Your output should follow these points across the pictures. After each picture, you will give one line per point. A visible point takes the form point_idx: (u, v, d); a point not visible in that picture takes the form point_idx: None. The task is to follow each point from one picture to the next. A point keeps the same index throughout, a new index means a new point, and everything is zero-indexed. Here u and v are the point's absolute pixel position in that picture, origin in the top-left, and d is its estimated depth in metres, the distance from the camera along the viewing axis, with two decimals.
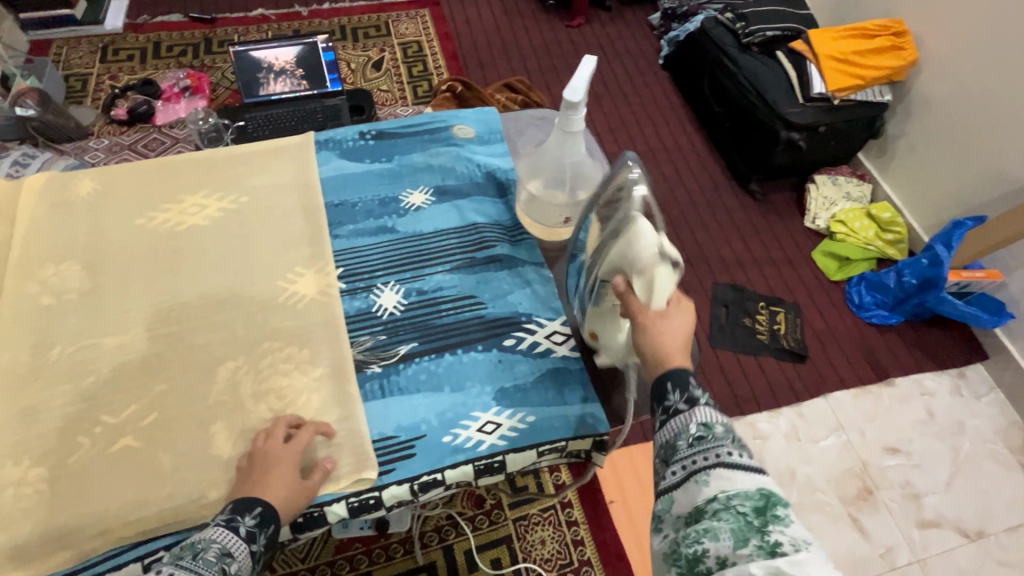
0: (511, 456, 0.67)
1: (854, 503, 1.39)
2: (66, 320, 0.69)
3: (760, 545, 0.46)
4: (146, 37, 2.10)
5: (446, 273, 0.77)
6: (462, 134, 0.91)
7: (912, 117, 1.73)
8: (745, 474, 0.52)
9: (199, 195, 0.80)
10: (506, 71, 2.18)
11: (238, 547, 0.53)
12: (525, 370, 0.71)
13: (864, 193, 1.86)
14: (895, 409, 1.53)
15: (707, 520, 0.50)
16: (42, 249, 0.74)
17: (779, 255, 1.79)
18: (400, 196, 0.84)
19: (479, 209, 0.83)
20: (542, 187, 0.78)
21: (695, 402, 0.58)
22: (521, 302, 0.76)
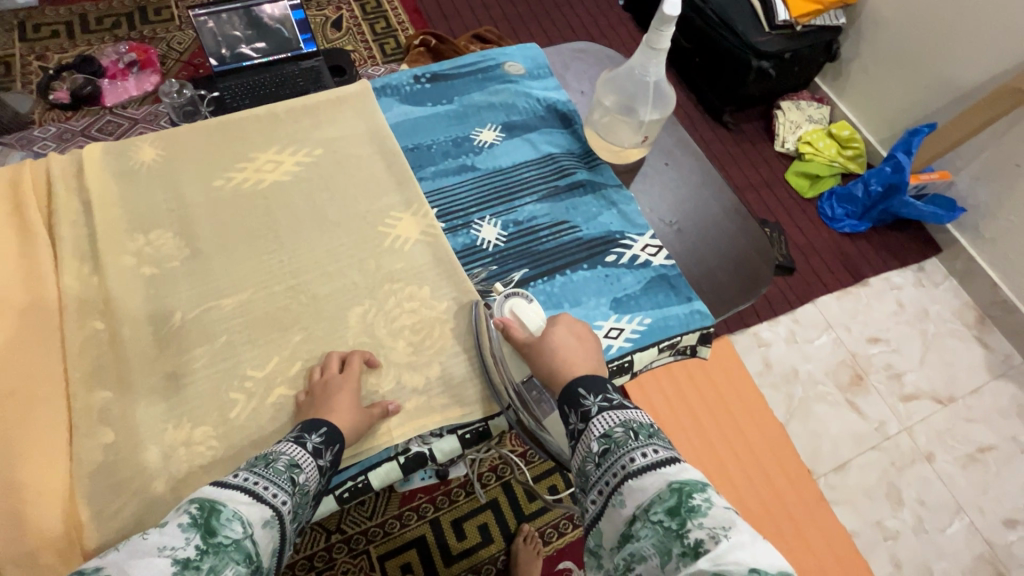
0: (638, 354, 0.80)
1: (850, 389, 1.58)
2: (179, 285, 0.80)
3: (683, 552, 0.50)
4: (68, 9, 1.88)
5: (536, 202, 0.91)
6: (514, 72, 1.06)
7: (864, 38, 1.87)
8: (652, 476, 0.56)
9: (270, 150, 0.92)
10: (472, 21, 2.13)
11: (306, 457, 0.65)
12: (631, 280, 0.85)
13: (824, 114, 2.01)
14: (872, 304, 1.72)
15: (633, 543, 0.54)
16: (126, 226, 0.83)
17: (757, 179, 1.92)
18: (472, 135, 0.98)
19: (550, 140, 0.98)
20: (618, 105, 0.91)
21: (590, 425, 0.64)
22: (612, 223, 0.90)
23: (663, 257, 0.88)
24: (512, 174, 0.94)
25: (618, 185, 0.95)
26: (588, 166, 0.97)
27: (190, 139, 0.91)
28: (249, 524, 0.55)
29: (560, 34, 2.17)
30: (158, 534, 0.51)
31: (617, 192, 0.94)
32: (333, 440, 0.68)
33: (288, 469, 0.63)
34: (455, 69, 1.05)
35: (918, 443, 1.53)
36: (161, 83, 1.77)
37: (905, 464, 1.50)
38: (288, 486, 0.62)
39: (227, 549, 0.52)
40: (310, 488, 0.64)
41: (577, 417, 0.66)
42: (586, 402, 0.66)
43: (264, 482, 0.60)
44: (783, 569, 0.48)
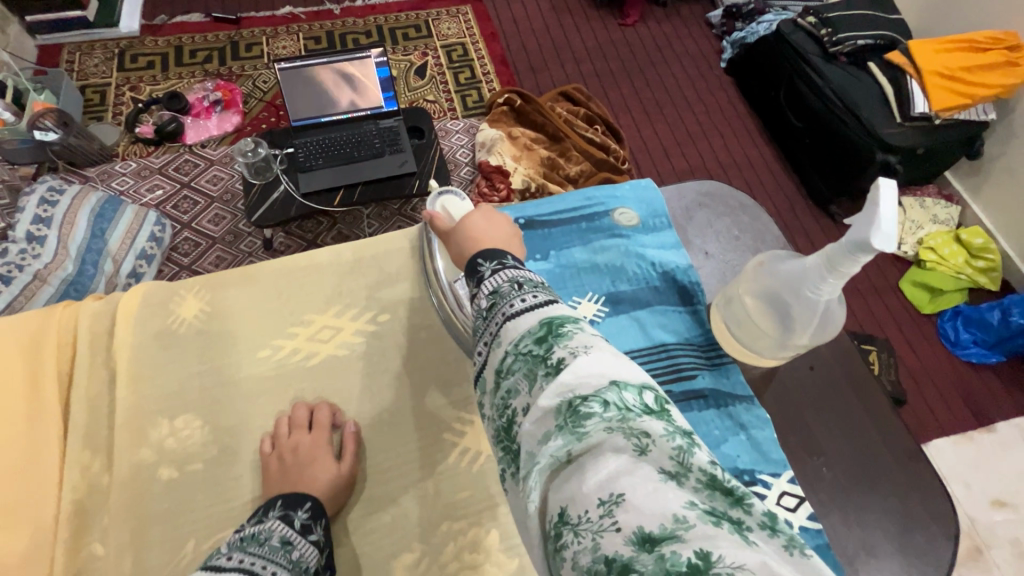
0: None
1: (965, 564, 1.31)
2: (197, 482, 0.73)
3: (548, 375, 0.43)
4: (166, 40, 1.91)
5: None
6: (627, 224, 0.92)
7: (1017, 137, 1.59)
8: (528, 314, 0.49)
9: (328, 313, 0.87)
10: (559, 76, 2.02)
11: (296, 535, 0.64)
12: None
13: (951, 215, 1.74)
14: (998, 457, 1.44)
15: (505, 379, 0.47)
16: (155, 401, 0.77)
17: (865, 285, 1.67)
18: (569, 306, 0.82)
19: (665, 323, 0.82)
20: (758, 308, 0.74)
21: (481, 286, 0.56)
22: (739, 456, 0.73)
23: (805, 515, 0.69)
24: None
25: (749, 397, 0.77)
26: (709, 365, 0.80)
27: (240, 287, 0.87)
28: None
29: (653, 95, 2.00)
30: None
31: (748, 411, 0.76)
32: (320, 514, 0.68)
33: (281, 546, 0.62)
34: (555, 214, 0.92)
35: None
36: (243, 123, 1.76)
37: None
38: (284, 563, 0.60)
39: None
40: (309, 563, 0.63)
41: (472, 286, 0.57)
42: (481, 269, 0.57)
43: (257, 561, 0.59)
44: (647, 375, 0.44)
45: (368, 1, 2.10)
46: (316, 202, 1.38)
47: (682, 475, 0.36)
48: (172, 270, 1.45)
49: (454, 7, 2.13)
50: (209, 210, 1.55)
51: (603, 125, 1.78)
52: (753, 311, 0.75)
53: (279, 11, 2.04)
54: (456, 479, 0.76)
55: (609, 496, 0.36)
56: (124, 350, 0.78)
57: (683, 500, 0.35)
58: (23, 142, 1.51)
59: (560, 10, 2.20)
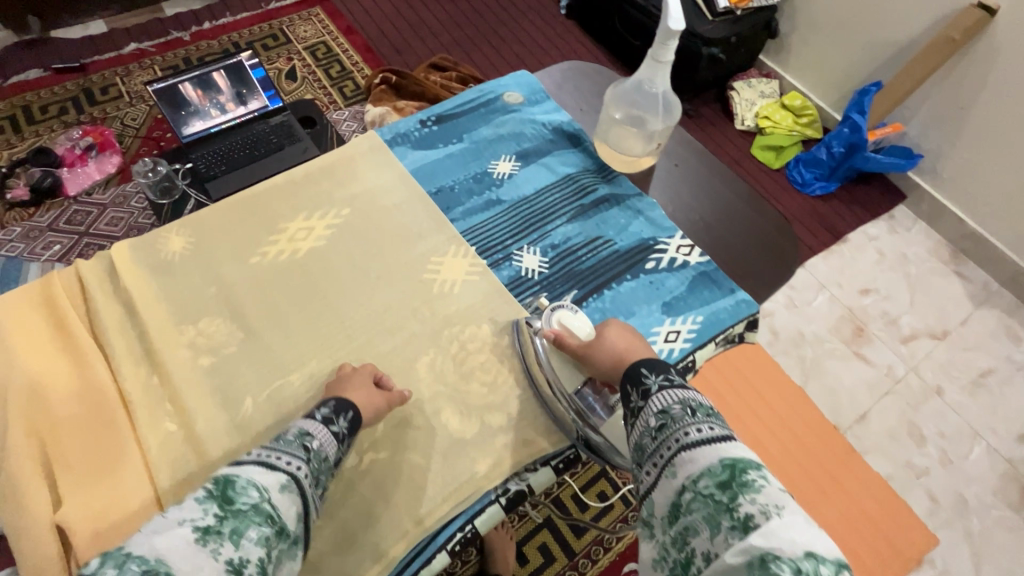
0: (699, 352, 0.83)
1: (855, 342, 1.65)
2: (214, 418, 0.76)
3: (734, 526, 0.55)
4: (8, 102, 1.81)
5: (565, 224, 0.94)
6: (515, 102, 1.09)
7: (799, 12, 1.98)
8: (708, 450, 0.61)
9: (298, 218, 0.94)
10: (424, 52, 2.16)
11: (316, 427, 0.69)
12: (675, 283, 0.88)
13: (774, 88, 2.10)
14: (856, 258, 1.81)
15: (684, 515, 0.59)
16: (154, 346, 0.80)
17: (727, 158, 1.99)
18: (490, 169, 1.01)
19: (565, 161, 1.01)
20: (624, 116, 0.97)
21: (650, 401, 0.69)
22: (642, 230, 0.94)
23: (697, 254, 0.92)
24: (536, 200, 0.97)
25: (639, 193, 0.99)
26: (607, 180, 1.00)
27: (202, 238, 0.91)
28: (265, 489, 0.60)
29: (511, 49, 2.21)
30: (177, 509, 0.55)
31: (640, 201, 0.97)
32: (343, 408, 0.71)
33: (300, 437, 0.67)
34: (457, 106, 1.08)
35: (926, 379, 1.61)
36: (124, 162, 1.73)
37: (919, 402, 1.57)
38: (303, 454, 0.65)
39: (248, 514, 0.56)
40: (327, 453, 0.68)
41: (639, 398, 0.71)
42: (647, 381, 0.71)
43: (277, 454, 0.64)
44: (837, 556, 0.52)
45: (216, 23, 2.11)
46: None
47: None
48: None
49: (305, 10, 2.19)
50: None
51: (477, 82, 1.95)
52: (621, 121, 0.98)
53: (125, 50, 2.00)
54: None
55: None
56: (109, 316, 0.82)
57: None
58: None
59: None
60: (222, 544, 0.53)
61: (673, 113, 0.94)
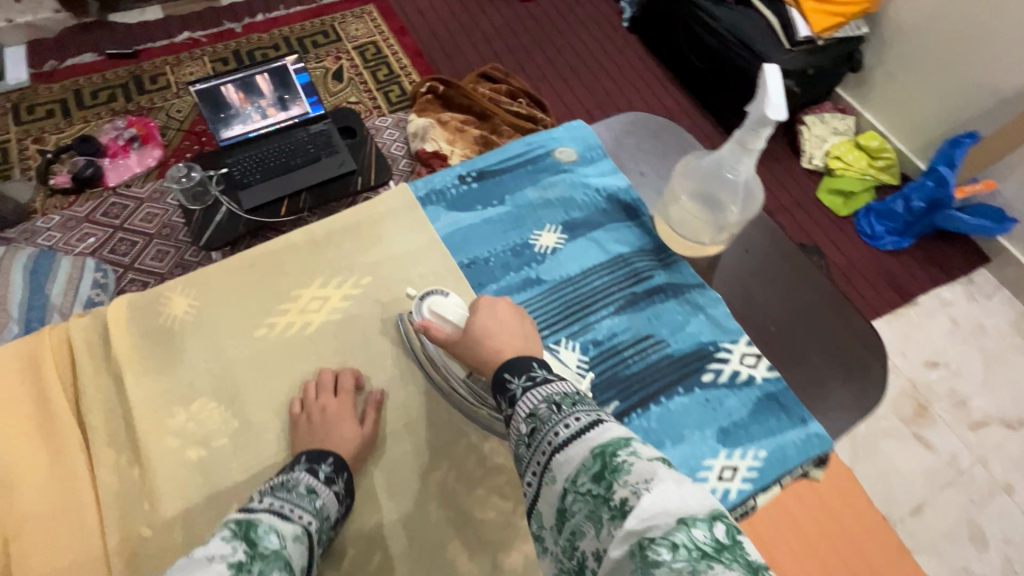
0: (759, 495, 0.72)
1: (915, 421, 1.49)
2: (219, 475, 0.76)
3: (612, 516, 0.48)
4: (61, 85, 1.82)
5: (612, 315, 0.84)
6: (567, 161, 1.00)
7: (888, 46, 1.79)
8: (578, 443, 0.54)
9: (314, 284, 0.90)
10: (475, 59, 2.07)
11: (321, 485, 0.70)
12: (735, 404, 0.78)
13: (849, 125, 1.92)
14: (924, 325, 1.64)
15: (570, 519, 0.52)
16: (163, 397, 0.81)
17: (788, 200, 1.84)
18: (531, 240, 0.91)
19: (619, 239, 0.91)
20: (692, 198, 0.86)
21: (517, 407, 0.62)
22: (701, 332, 0.83)
23: (764, 369, 0.81)
24: (582, 282, 0.86)
25: (699, 284, 0.88)
26: (663, 265, 0.90)
27: (222, 283, 0.90)
28: (283, 536, 0.58)
29: (567, 62, 2.09)
30: (201, 548, 0.50)
31: (700, 295, 0.86)
32: (341, 467, 0.73)
33: (308, 493, 0.67)
34: (502, 163, 1.00)
35: (994, 473, 1.44)
36: (165, 156, 1.71)
37: (983, 498, 1.41)
38: (310, 508, 0.66)
39: (272, 558, 0.54)
40: (329, 511, 0.69)
41: (508, 405, 0.64)
42: (511, 386, 0.64)
43: (289, 505, 0.63)
44: (711, 508, 0.47)
45: (268, 15, 2.08)
46: (262, 215, 1.38)
47: None
48: None
49: (358, 7, 2.13)
50: (149, 248, 1.51)
51: (527, 97, 1.85)
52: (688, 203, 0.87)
53: (178, 38, 1.99)
54: None
55: None
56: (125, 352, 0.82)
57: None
58: None
59: None
60: None
61: (750, 205, 0.83)
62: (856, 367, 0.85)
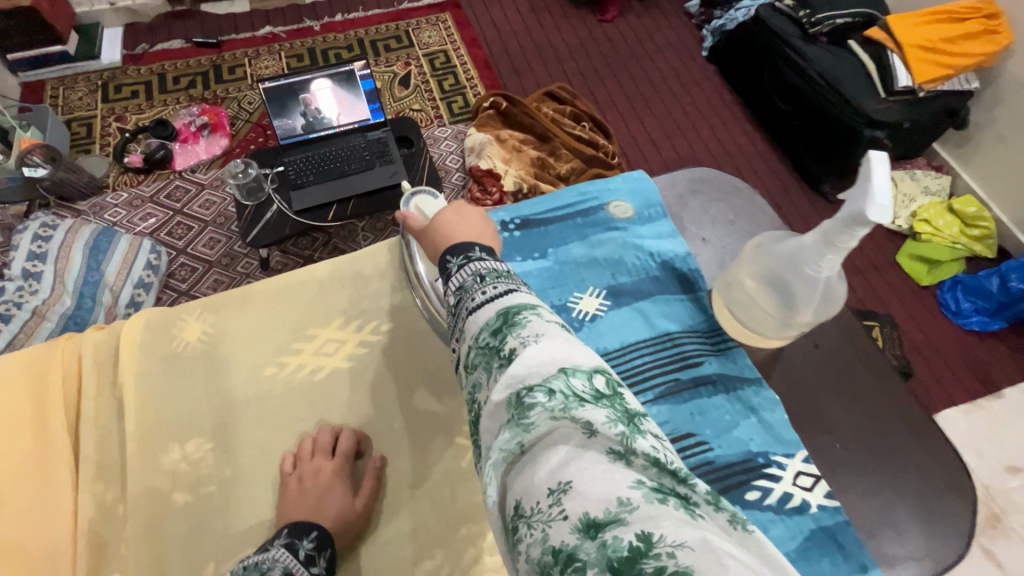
0: None
1: (984, 532, 1.31)
2: (216, 510, 0.72)
3: (501, 366, 0.43)
4: (148, 68, 1.92)
5: (651, 406, 0.68)
6: (620, 215, 0.85)
7: (1001, 105, 1.60)
8: (487, 305, 0.48)
9: (335, 321, 0.86)
10: (543, 77, 2.02)
11: (299, 565, 0.63)
12: (783, 535, 0.61)
13: (943, 185, 1.75)
14: (1008, 423, 1.45)
15: (468, 373, 0.47)
16: (163, 427, 0.76)
17: (864, 262, 1.68)
18: (570, 303, 0.75)
19: (668, 314, 0.75)
20: (757, 285, 0.71)
21: (444, 281, 0.54)
22: (751, 438, 0.67)
23: (822, 495, 0.64)
24: (621, 362, 0.71)
25: (756, 380, 0.72)
26: (715, 351, 0.74)
27: (246, 309, 0.86)
28: None
29: (638, 88, 2.01)
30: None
31: (756, 393, 0.70)
32: (326, 542, 0.66)
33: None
34: (550, 210, 0.85)
35: None
36: (231, 145, 1.76)
37: None
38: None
39: None
40: None
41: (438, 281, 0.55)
42: (443, 262, 0.55)
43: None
44: (599, 361, 0.43)
45: (346, 16, 2.12)
46: (310, 217, 1.38)
47: (629, 455, 0.37)
48: (170, 297, 1.44)
49: (434, 15, 2.14)
50: (203, 235, 1.55)
51: (591, 122, 1.78)
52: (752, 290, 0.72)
53: (260, 32, 2.05)
54: (478, 479, 0.75)
55: (558, 486, 0.36)
56: (132, 366, 0.78)
57: (631, 481, 0.35)
58: (12, 180, 1.51)
59: (539, 11, 2.21)
60: None
61: (831, 307, 0.67)
62: (923, 498, 0.74)
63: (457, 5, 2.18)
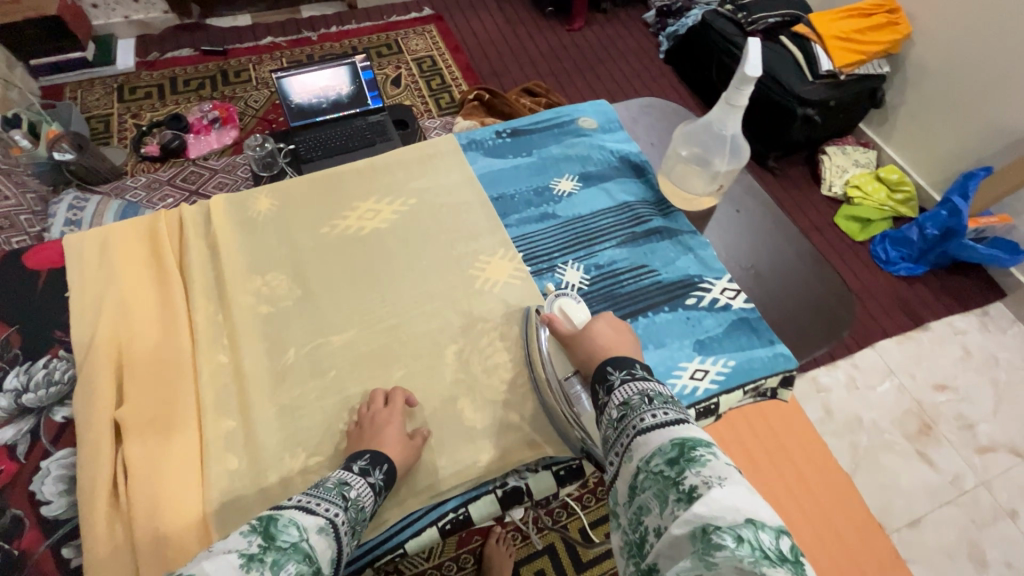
0: (724, 397, 0.74)
1: (918, 439, 1.51)
2: (293, 326, 0.81)
3: (679, 499, 0.51)
4: (160, 73, 2.10)
5: (614, 248, 0.88)
6: (587, 127, 1.06)
7: (909, 86, 1.88)
8: (661, 432, 0.58)
9: (369, 200, 0.94)
10: (520, 77, 2.27)
11: (354, 477, 0.64)
12: (712, 323, 0.80)
13: (870, 158, 2.02)
14: (935, 350, 1.67)
15: (639, 494, 0.55)
16: (244, 268, 0.86)
17: (806, 223, 1.92)
18: (551, 185, 0.96)
19: (626, 189, 0.95)
20: (690, 154, 0.92)
21: (611, 395, 0.65)
22: (690, 266, 0.86)
23: (743, 300, 0.83)
24: (590, 220, 0.91)
25: (694, 231, 0.91)
26: (662, 214, 0.94)
27: (303, 191, 0.95)
28: (304, 529, 0.54)
29: (605, 86, 2.27)
30: (220, 544, 0.49)
31: (692, 238, 0.90)
32: (378, 460, 0.66)
33: (338, 485, 0.61)
34: (533, 125, 1.06)
35: (999, 498, 1.43)
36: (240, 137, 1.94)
37: (986, 522, 1.40)
38: (341, 502, 0.60)
39: (289, 552, 0.50)
40: (364, 504, 0.62)
41: (603, 392, 0.66)
42: (610, 376, 0.67)
43: (315, 499, 0.58)
44: (779, 523, 0.49)
45: (341, 28, 2.35)
46: None
47: None
48: None
49: (421, 26, 2.38)
50: None
51: None
52: (687, 158, 0.93)
53: (263, 42, 2.26)
54: None
55: None
56: (222, 228, 0.90)
57: None
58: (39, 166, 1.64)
59: (514, 22, 2.47)
60: (263, 573, 0.47)
61: (741, 158, 0.89)
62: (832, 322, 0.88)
63: (441, 17, 2.43)
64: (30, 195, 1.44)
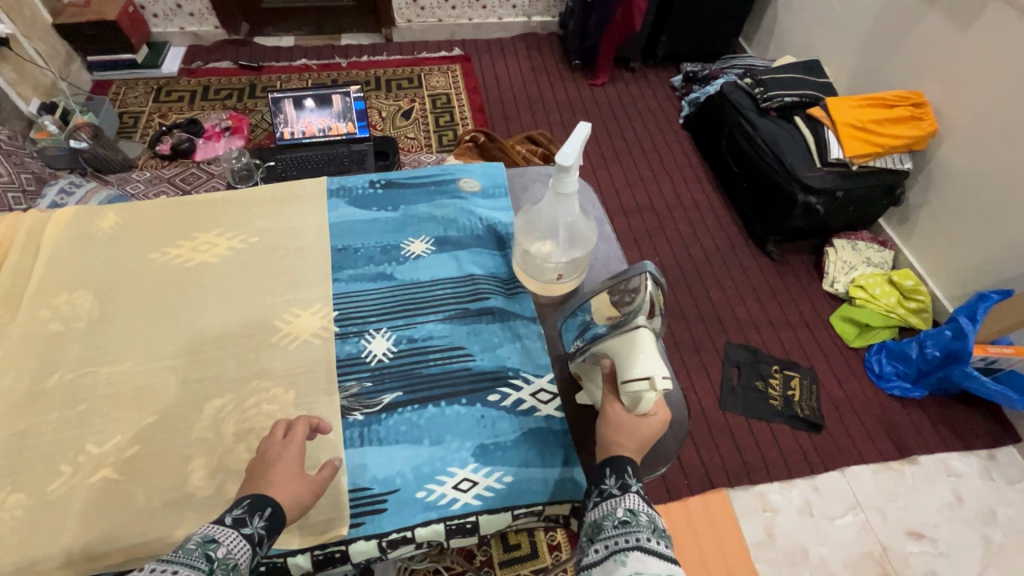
0: (485, 517, 0.66)
1: None
2: (71, 346, 0.76)
3: None
4: (197, 81, 2.27)
5: (437, 322, 0.80)
6: (468, 188, 0.99)
7: (933, 187, 1.71)
8: (660, 562, 0.52)
9: (211, 232, 0.88)
10: (529, 125, 2.27)
11: (225, 531, 0.55)
12: (506, 428, 0.71)
13: (885, 259, 1.83)
14: (919, 490, 1.44)
15: None
16: (59, 279, 0.82)
17: (796, 318, 1.75)
18: (401, 245, 0.89)
19: (477, 261, 0.87)
20: (536, 247, 0.79)
21: (627, 493, 0.58)
22: (509, 357, 0.77)
23: (554, 407, 0.73)
24: (425, 289, 0.83)
25: (533, 317, 0.82)
26: (508, 294, 0.85)
27: (155, 208, 0.91)
28: None
29: (611, 143, 2.22)
30: None
31: (525, 325, 0.80)
32: (259, 504, 0.57)
33: (201, 545, 0.53)
34: (412, 177, 1.00)
35: None
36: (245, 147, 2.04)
37: None
38: (204, 566, 0.51)
39: None
40: (238, 560, 0.54)
41: (612, 480, 0.60)
42: (630, 474, 0.60)
43: (168, 569, 0.49)
44: None
45: (371, 58, 2.46)
46: None
47: None
48: None
49: (445, 65, 2.45)
50: None
51: None
52: (533, 251, 0.80)
53: (296, 62, 2.41)
54: None
55: None
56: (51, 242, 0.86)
57: None
58: (60, 150, 1.78)
59: (539, 71, 2.50)
60: None
61: (585, 241, 0.78)
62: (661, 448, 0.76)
63: (468, 59, 2.50)
64: (26, 175, 1.56)
